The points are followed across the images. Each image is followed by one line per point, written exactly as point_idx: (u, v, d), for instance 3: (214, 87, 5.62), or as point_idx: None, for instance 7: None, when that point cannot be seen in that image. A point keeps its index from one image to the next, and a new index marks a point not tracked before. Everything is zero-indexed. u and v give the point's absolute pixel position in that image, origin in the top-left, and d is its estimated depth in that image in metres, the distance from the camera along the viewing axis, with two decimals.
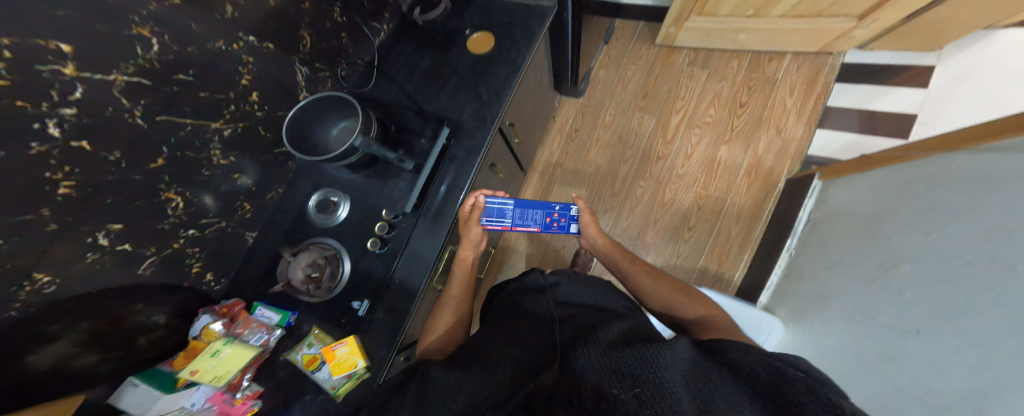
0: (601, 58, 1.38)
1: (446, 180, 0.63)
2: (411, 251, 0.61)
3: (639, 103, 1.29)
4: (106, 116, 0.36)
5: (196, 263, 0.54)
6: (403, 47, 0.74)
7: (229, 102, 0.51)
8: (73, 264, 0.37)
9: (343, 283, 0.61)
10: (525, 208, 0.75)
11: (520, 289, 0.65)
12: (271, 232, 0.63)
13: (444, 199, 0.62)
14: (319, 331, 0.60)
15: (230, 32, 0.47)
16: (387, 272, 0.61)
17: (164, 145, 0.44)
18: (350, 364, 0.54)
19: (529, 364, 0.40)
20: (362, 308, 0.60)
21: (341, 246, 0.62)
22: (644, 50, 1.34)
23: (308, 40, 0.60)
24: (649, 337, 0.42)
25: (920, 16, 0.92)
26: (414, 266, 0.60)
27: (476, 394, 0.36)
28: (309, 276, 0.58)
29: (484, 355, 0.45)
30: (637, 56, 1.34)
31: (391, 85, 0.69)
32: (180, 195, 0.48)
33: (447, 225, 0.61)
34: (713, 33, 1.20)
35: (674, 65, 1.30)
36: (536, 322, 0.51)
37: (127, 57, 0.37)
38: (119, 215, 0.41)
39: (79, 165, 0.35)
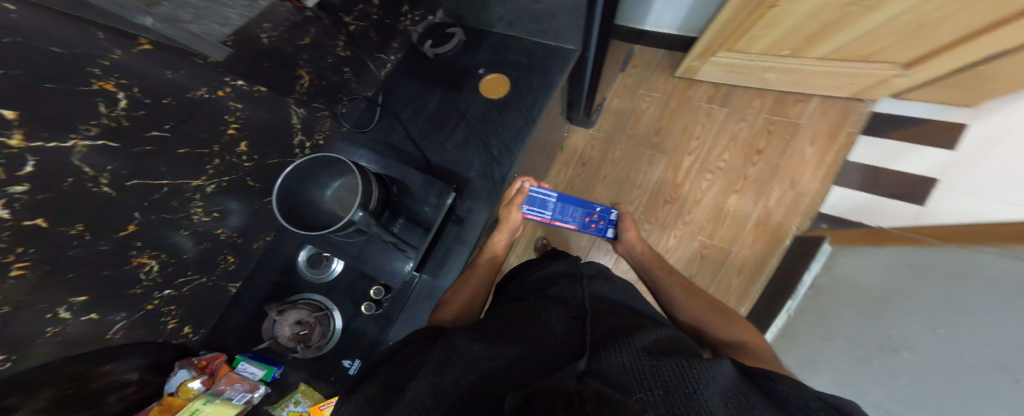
0: (616, 87, 1.27)
1: (448, 242, 0.56)
2: (409, 315, 0.54)
3: (651, 140, 1.20)
4: (63, 189, 0.27)
5: (172, 321, 0.43)
6: (411, 81, 0.69)
7: (214, 156, 0.43)
8: (29, 339, 0.27)
9: (336, 340, 0.51)
10: (568, 204, 0.74)
11: (544, 276, 0.57)
12: (258, 285, 0.53)
13: (444, 261, 0.56)
14: (307, 386, 0.49)
15: (214, 78, 0.40)
16: (380, 333, 0.52)
17: (136, 211, 0.35)
18: None
19: (565, 344, 0.31)
20: (354, 366, 0.50)
21: (332, 302, 0.53)
22: (662, 81, 1.26)
23: (305, 78, 0.55)
24: (687, 349, 0.32)
25: (976, 68, 0.81)
26: (410, 324, 0.54)
27: (505, 370, 0.27)
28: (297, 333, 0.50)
29: (511, 330, 0.37)
30: (655, 88, 1.26)
31: (394, 125, 0.64)
32: (156, 257, 0.38)
33: None
34: (739, 70, 1.11)
35: (692, 100, 1.22)
36: (568, 305, 0.42)
37: (90, 117, 0.28)
38: (84, 285, 0.32)
39: (36, 244, 0.26)
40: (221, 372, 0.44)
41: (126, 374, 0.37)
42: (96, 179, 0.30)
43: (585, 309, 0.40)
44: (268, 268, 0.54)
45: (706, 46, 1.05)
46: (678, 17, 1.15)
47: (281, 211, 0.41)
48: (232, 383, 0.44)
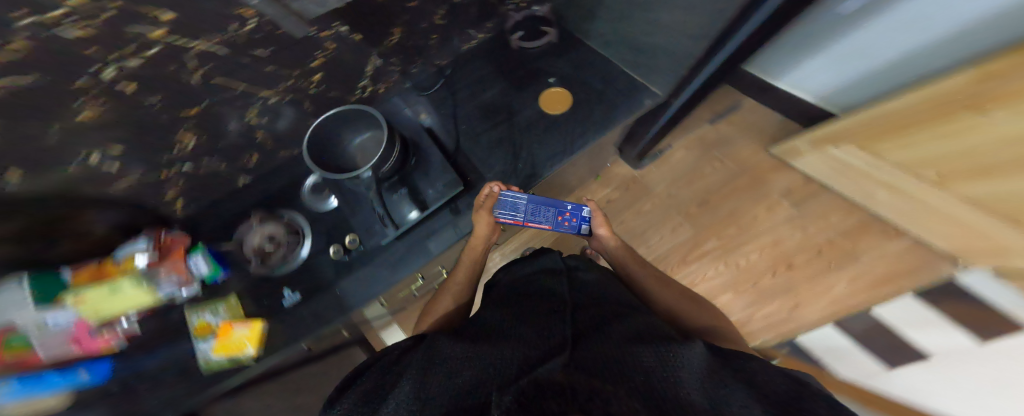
0: (691, 138, 1.08)
1: (434, 227, 0.61)
2: (360, 274, 0.62)
3: (690, 208, 1.04)
4: (166, 70, 0.37)
5: (170, 194, 0.54)
6: (481, 68, 0.72)
7: (291, 78, 0.52)
8: (47, 172, 0.36)
9: (289, 266, 0.61)
10: (537, 202, 0.64)
11: (540, 275, 0.60)
12: (268, 184, 0.65)
13: (426, 238, 0.61)
14: (234, 301, 0.59)
15: (328, 21, 0.47)
16: (335, 277, 0.62)
17: (208, 100, 0.45)
18: (238, 348, 0.54)
19: (542, 337, 0.34)
20: (289, 299, 0.60)
21: (310, 230, 0.63)
22: (745, 152, 1.06)
23: (394, 37, 0.61)
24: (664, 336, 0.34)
25: None
26: (368, 279, 0.61)
27: (486, 365, 0.29)
28: (269, 244, 0.62)
29: (496, 331, 0.39)
30: (735, 157, 1.06)
31: (450, 103, 0.68)
32: (191, 140, 0.49)
33: (410, 269, 0.60)
34: (849, 171, 0.87)
35: (767, 183, 1.03)
36: (552, 303, 0.45)
37: (221, 30, 0.36)
38: (123, 139, 0.41)
39: (111, 100, 0.35)
40: (173, 258, 0.53)
41: (97, 225, 0.47)
42: (195, 71, 0.39)
43: (567, 309, 0.43)
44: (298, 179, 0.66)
45: (837, 130, 0.80)
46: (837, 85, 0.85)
47: (310, 143, 0.50)
48: (177, 271, 0.53)
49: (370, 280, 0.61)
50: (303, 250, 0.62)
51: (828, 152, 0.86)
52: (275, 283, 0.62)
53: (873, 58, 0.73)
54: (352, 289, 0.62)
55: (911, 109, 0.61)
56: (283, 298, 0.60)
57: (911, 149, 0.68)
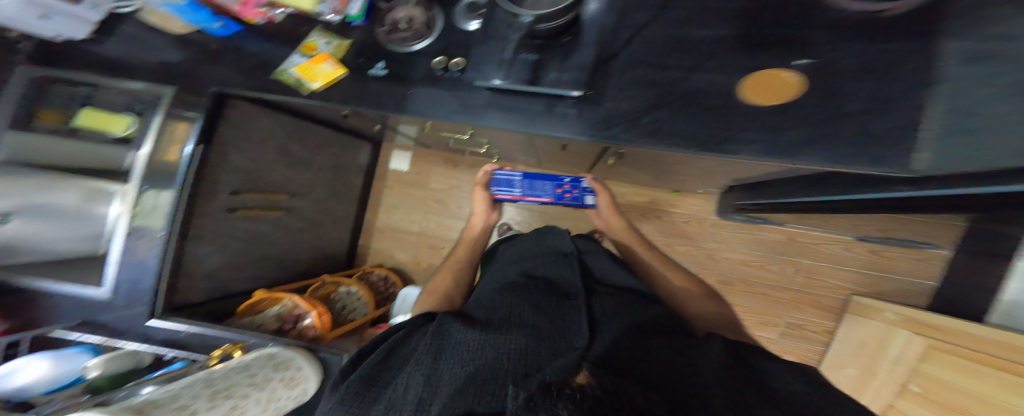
0: (809, 232, 0.91)
1: (513, 109, 0.50)
2: (433, 95, 0.55)
3: (709, 278, 0.98)
4: None
5: None
6: None
7: None
8: None
9: (400, 49, 0.58)
10: (534, 180, 0.88)
11: (548, 270, 0.65)
12: None
13: (500, 112, 0.51)
14: (342, 45, 0.59)
15: None
16: (400, 73, 0.57)
17: None
18: (311, 74, 0.56)
19: (553, 334, 0.42)
20: (376, 70, 0.58)
21: (437, 34, 0.56)
22: (821, 293, 0.93)
23: None
24: (677, 357, 0.37)
25: None
26: (432, 106, 0.55)
27: (500, 357, 0.36)
28: (405, 21, 0.58)
29: (508, 317, 0.46)
30: (811, 278, 0.93)
31: None
32: None
33: (462, 120, 0.53)
34: (870, 349, 0.81)
35: (790, 311, 0.96)
36: (566, 298, 0.53)
37: None
38: None
39: None
40: None
41: None
42: None
43: (579, 303, 0.51)
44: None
45: (945, 332, 0.66)
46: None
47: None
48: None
49: (428, 102, 0.55)
50: (418, 47, 0.57)
51: (898, 330, 0.75)
52: (380, 54, 0.59)
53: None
54: (394, 92, 0.57)
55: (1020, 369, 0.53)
56: (372, 65, 0.57)
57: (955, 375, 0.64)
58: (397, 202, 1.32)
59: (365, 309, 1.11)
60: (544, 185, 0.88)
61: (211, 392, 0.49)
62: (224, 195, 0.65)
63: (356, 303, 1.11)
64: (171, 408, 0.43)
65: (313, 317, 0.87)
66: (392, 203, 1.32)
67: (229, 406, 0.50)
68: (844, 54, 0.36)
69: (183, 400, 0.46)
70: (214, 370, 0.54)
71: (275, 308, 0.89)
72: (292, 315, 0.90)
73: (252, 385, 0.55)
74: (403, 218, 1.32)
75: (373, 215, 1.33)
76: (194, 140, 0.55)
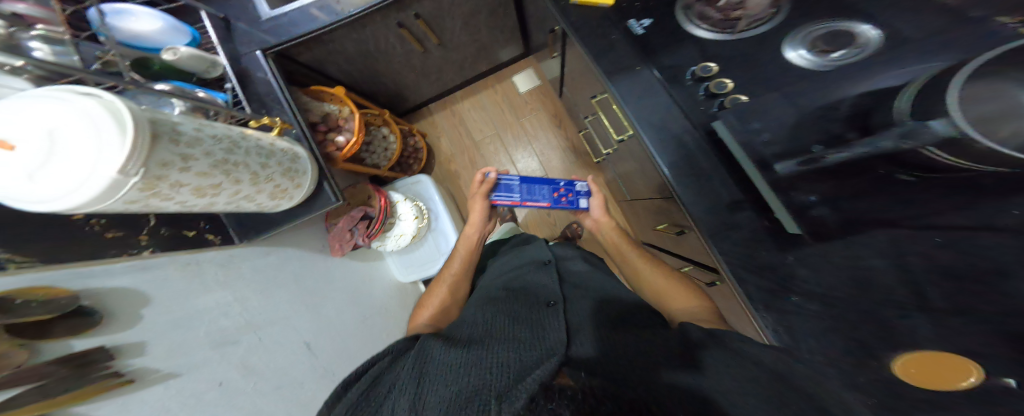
0: None
1: (699, 166, 0.48)
2: (655, 92, 0.53)
3: None
4: None
5: None
6: None
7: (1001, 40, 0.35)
8: None
9: (686, 21, 0.54)
10: (532, 184, 0.84)
11: (535, 270, 0.68)
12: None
13: (685, 158, 0.49)
14: None
15: None
16: (649, 50, 0.54)
17: None
18: None
19: (534, 339, 0.43)
20: (636, 25, 0.56)
21: (727, 40, 0.51)
22: None
23: None
24: (639, 352, 0.40)
25: None
26: (644, 99, 0.52)
27: (481, 370, 0.37)
28: (728, 3, 0.52)
29: (486, 333, 0.47)
30: None
31: None
32: None
33: (642, 129, 0.51)
34: None
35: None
36: (545, 304, 0.53)
37: None
38: None
39: None
40: None
41: None
42: None
43: (560, 307, 0.51)
44: (806, 9, 0.49)
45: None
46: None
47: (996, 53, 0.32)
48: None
49: (647, 93, 0.52)
50: (698, 34, 0.53)
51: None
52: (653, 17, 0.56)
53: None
54: (628, 61, 0.55)
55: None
56: (637, 20, 0.55)
57: None
58: (485, 106, 1.27)
59: (384, 162, 1.07)
60: (544, 189, 0.84)
61: (222, 158, 0.43)
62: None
63: (382, 151, 1.07)
64: (172, 149, 0.35)
65: (347, 140, 0.84)
66: (481, 104, 1.27)
67: (217, 182, 0.42)
68: None
69: (198, 151, 0.39)
70: (247, 138, 0.49)
71: (332, 108, 0.86)
72: (337, 122, 0.87)
73: (251, 176, 0.48)
74: (478, 120, 1.27)
75: (460, 98, 1.28)
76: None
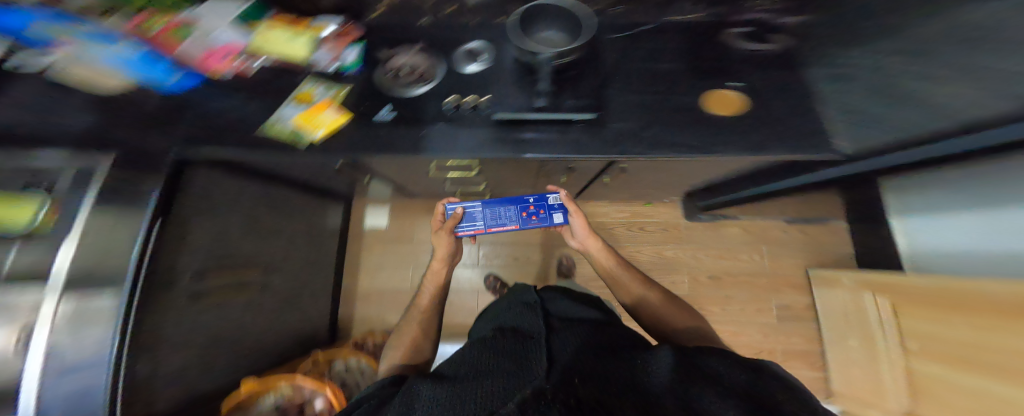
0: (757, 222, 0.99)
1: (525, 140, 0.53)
2: (449, 131, 0.54)
3: (703, 280, 0.97)
4: None
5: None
6: (666, 44, 0.62)
7: None
8: None
9: (405, 95, 0.56)
10: (496, 205, 0.68)
11: (520, 314, 0.58)
12: (421, 27, 0.62)
13: (512, 144, 0.52)
14: (341, 91, 0.55)
15: None
16: (402, 115, 0.55)
17: None
18: (313, 124, 0.51)
19: (519, 368, 0.35)
20: (384, 114, 0.55)
21: (441, 80, 0.57)
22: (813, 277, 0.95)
23: None
24: (632, 371, 0.33)
25: None
26: (444, 141, 0.53)
27: (467, 400, 0.29)
28: (406, 67, 0.56)
29: (474, 368, 0.38)
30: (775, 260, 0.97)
31: (622, 55, 0.60)
32: None
33: (461, 152, 0.52)
34: (851, 316, 0.82)
35: (775, 293, 0.96)
36: (524, 341, 0.45)
37: None
38: None
39: None
40: (340, 42, 0.55)
41: None
42: None
43: (540, 344, 0.43)
44: (447, 28, 0.62)
45: (946, 383, 0.61)
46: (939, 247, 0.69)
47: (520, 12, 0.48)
48: (335, 51, 0.55)
49: (445, 140, 0.53)
50: (421, 90, 0.56)
51: (863, 295, 0.77)
52: (382, 101, 0.56)
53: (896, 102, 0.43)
54: (406, 136, 0.54)
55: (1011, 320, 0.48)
56: (380, 110, 0.54)
57: (931, 323, 0.63)
58: (381, 261, 1.24)
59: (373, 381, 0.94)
60: (511, 211, 0.67)
61: None
62: (185, 281, 0.52)
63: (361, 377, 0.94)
64: None
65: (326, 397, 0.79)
66: (376, 265, 1.24)
67: None
68: (760, 79, 0.56)
69: None
70: None
71: (271, 398, 0.77)
72: (296, 400, 0.80)
73: None
74: (388, 276, 1.23)
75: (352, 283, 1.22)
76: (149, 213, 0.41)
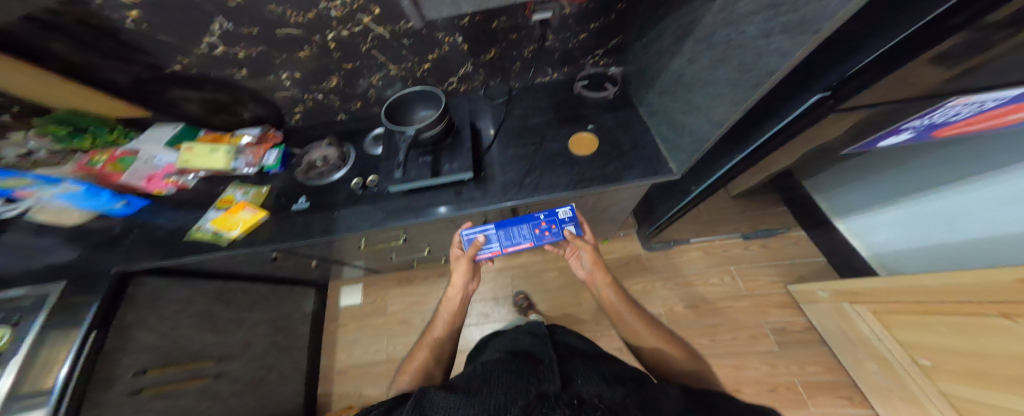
0: (714, 242, 0.94)
1: (426, 205, 0.57)
2: (363, 211, 0.59)
3: (681, 311, 0.87)
4: (314, 35, 0.52)
5: (300, 108, 0.68)
6: (541, 99, 0.70)
7: (405, 67, 0.63)
8: (265, 76, 0.59)
9: (321, 183, 0.63)
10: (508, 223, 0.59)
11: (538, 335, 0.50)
12: (335, 125, 0.73)
13: (421, 210, 0.57)
14: (263, 191, 0.63)
15: (436, 39, 0.58)
16: (315, 197, 0.62)
17: (338, 70, 0.61)
18: (229, 225, 0.57)
19: (527, 385, 0.32)
20: (299, 205, 0.61)
21: (352, 163, 0.64)
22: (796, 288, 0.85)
23: (492, 55, 0.64)
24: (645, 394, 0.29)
25: None
26: (360, 219, 0.58)
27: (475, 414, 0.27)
28: (320, 161, 0.64)
29: (489, 378, 0.36)
30: (748, 279, 0.88)
31: (504, 114, 0.68)
32: (336, 81, 0.63)
33: (377, 224, 0.57)
34: (855, 338, 0.70)
35: (763, 316, 0.84)
36: (535, 363, 0.39)
37: (354, 14, 0.50)
38: (298, 68, 0.59)
39: (266, 38, 0.51)
40: (260, 147, 0.66)
41: (245, 112, 0.67)
42: (333, 50, 0.56)
43: (551, 364, 0.38)
44: (356, 121, 0.73)
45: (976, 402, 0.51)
46: (891, 244, 0.72)
47: (390, 102, 0.57)
48: (255, 155, 0.65)
49: (358, 218, 0.58)
50: (335, 176, 0.63)
51: (841, 305, 0.70)
52: (299, 191, 0.63)
53: (676, 128, 0.52)
54: (320, 220, 0.59)
55: (991, 318, 0.45)
56: (293, 203, 0.60)
57: (927, 334, 0.56)
58: (357, 336, 1.12)
59: None
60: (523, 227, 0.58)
61: None
62: (127, 377, 0.51)
63: None
64: None
65: None
66: (352, 340, 1.12)
67: None
68: (611, 118, 0.64)
69: None
70: None
71: None
72: None
73: None
74: (365, 354, 1.09)
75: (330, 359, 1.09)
76: (85, 327, 0.47)
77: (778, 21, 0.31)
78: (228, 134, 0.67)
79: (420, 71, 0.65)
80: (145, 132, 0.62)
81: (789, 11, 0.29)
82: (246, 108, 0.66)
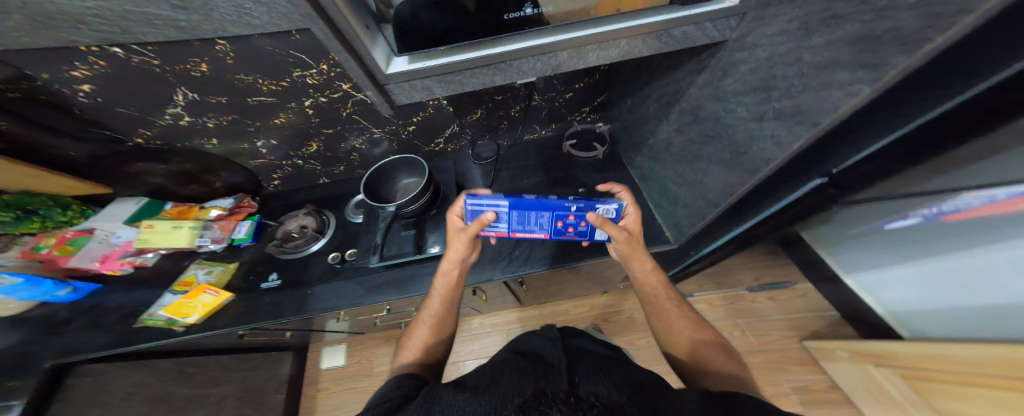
0: (719, 294, 0.90)
1: (410, 281, 0.53)
2: (340, 288, 0.54)
3: None
4: (291, 103, 0.51)
5: (280, 172, 0.66)
6: (532, 156, 0.69)
7: (388, 129, 0.62)
8: (241, 142, 0.57)
9: (298, 256, 0.59)
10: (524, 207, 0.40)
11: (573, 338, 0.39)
12: (318, 189, 0.70)
13: (406, 285, 0.53)
14: (231, 267, 0.59)
15: (420, 104, 0.57)
16: (291, 273, 0.57)
17: (320, 136, 0.59)
18: (185, 310, 0.52)
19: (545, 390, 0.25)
20: (270, 282, 0.57)
21: (332, 233, 0.61)
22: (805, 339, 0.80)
23: (478, 115, 0.63)
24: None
25: None
26: (335, 298, 0.53)
27: None
28: (297, 231, 0.61)
29: (497, 379, 0.29)
30: (757, 333, 0.83)
31: (494, 175, 0.67)
32: (317, 146, 0.61)
33: (355, 304, 0.52)
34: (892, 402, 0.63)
35: (780, 373, 0.78)
36: (544, 364, 0.32)
37: (332, 85, 0.49)
38: (277, 136, 0.57)
39: (238, 106, 0.49)
40: (230, 220, 0.62)
41: (218, 181, 0.63)
42: (311, 117, 0.54)
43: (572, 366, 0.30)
44: (340, 184, 0.71)
45: None
46: (906, 302, 0.65)
47: (372, 172, 0.55)
48: (223, 229, 0.61)
49: (332, 297, 0.53)
50: (313, 247, 0.59)
51: (866, 368, 0.66)
52: (272, 265, 0.59)
53: (670, 197, 0.53)
54: (292, 299, 0.54)
55: None
56: (263, 280, 0.56)
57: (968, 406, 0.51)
58: (342, 400, 0.91)
59: None
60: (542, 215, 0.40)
61: None
62: None
63: None
64: None
65: None
66: (335, 406, 0.91)
67: None
68: (600, 179, 0.63)
69: None
70: None
71: None
72: None
73: None
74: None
75: None
76: None
77: (770, 104, 0.32)
78: (197, 206, 0.64)
79: (404, 132, 0.63)
80: (109, 207, 0.59)
81: (782, 97, 0.31)
82: (221, 177, 0.63)
